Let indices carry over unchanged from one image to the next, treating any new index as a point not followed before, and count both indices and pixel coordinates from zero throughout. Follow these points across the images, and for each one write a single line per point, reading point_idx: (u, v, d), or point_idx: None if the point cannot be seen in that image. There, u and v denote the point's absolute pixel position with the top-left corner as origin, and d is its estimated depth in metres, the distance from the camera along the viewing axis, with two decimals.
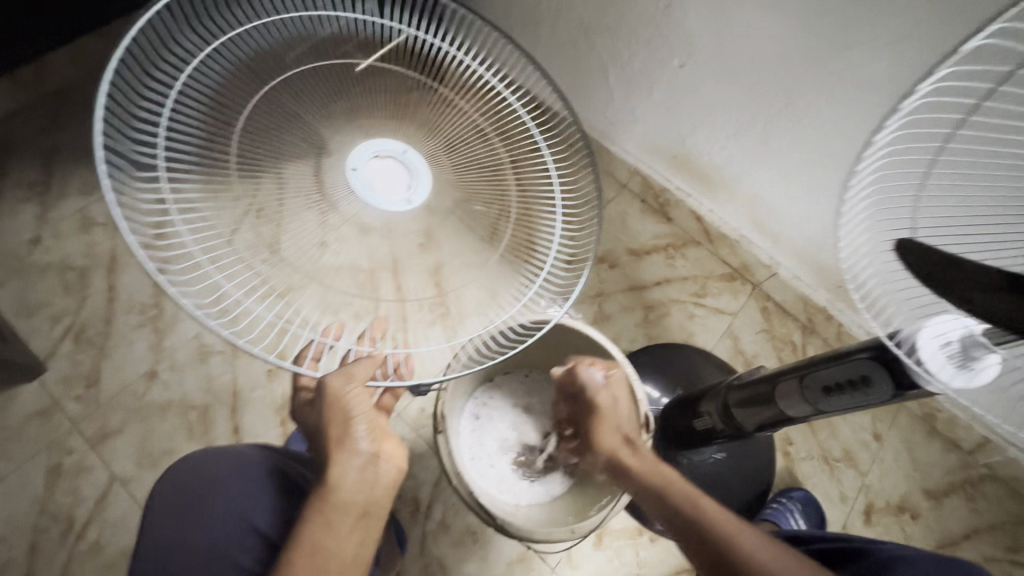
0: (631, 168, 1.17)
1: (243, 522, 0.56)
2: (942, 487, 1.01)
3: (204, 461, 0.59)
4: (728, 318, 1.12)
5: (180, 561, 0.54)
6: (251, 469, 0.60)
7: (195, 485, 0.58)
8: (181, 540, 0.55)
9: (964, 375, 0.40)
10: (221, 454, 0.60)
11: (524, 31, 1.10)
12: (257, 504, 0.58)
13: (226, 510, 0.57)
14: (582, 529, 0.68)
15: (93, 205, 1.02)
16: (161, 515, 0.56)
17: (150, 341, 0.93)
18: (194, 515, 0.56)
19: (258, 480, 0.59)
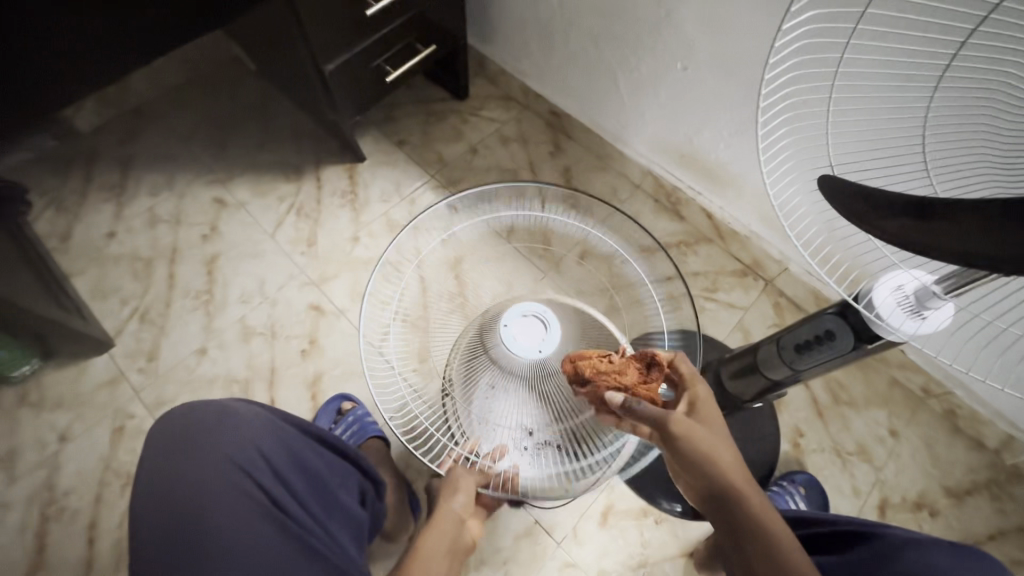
0: (643, 168, 1.22)
1: (230, 460, 0.57)
2: (964, 486, 0.99)
3: (196, 409, 0.61)
4: (738, 312, 1.14)
5: (177, 505, 0.54)
6: (237, 419, 0.61)
7: (182, 435, 0.59)
8: (175, 487, 0.56)
9: (918, 321, 0.50)
10: (204, 406, 0.61)
11: (540, 44, 1.18)
12: (244, 441, 0.59)
13: (213, 451, 0.57)
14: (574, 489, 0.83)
15: (159, 204, 1.17)
16: (155, 457, 0.58)
17: (201, 322, 1.05)
18: (184, 455, 0.57)
19: (240, 422, 0.60)
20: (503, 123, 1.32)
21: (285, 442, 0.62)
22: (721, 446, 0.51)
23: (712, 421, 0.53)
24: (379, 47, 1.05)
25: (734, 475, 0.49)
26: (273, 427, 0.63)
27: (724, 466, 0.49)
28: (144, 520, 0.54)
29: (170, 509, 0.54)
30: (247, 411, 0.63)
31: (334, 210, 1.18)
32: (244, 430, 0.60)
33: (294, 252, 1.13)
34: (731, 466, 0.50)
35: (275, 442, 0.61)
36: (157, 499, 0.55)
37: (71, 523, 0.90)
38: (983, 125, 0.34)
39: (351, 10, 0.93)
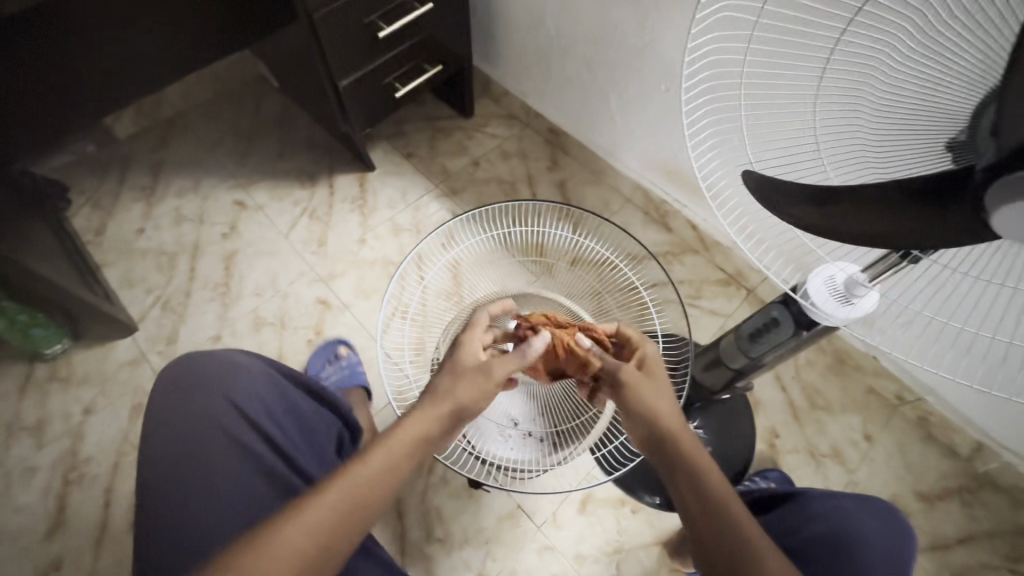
0: (633, 183, 1.30)
1: (231, 404, 0.65)
2: (936, 491, 1.02)
3: (205, 358, 0.68)
4: (720, 319, 1.20)
5: (183, 440, 0.62)
6: (246, 369, 0.68)
7: (193, 378, 0.66)
8: (182, 424, 0.63)
9: (848, 306, 0.57)
10: (212, 355, 0.68)
11: (539, 68, 1.29)
12: (245, 390, 0.66)
13: (218, 394, 0.65)
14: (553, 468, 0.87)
15: (185, 204, 1.28)
16: (169, 396, 0.66)
17: (218, 312, 1.14)
18: (193, 397, 0.65)
19: (242, 375, 0.68)
20: (505, 139, 1.42)
21: (281, 395, 0.70)
22: (662, 398, 0.60)
23: (657, 374, 0.64)
24: (390, 66, 1.16)
25: (670, 421, 0.58)
26: (272, 379, 0.70)
27: (660, 412, 0.59)
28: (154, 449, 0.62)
29: (176, 443, 0.62)
30: (250, 363, 0.70)
31: (345, 214, 1.28)
32: (250, 382, 0.68)
33: (306, 251, 1.22)
34: (668, 414, 0.59)
35: (273, 394, 0.69)
36: (168, 433, 0.63)
37: (88, 491, 0.97)
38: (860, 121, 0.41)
39: (365, 34, 1.04)
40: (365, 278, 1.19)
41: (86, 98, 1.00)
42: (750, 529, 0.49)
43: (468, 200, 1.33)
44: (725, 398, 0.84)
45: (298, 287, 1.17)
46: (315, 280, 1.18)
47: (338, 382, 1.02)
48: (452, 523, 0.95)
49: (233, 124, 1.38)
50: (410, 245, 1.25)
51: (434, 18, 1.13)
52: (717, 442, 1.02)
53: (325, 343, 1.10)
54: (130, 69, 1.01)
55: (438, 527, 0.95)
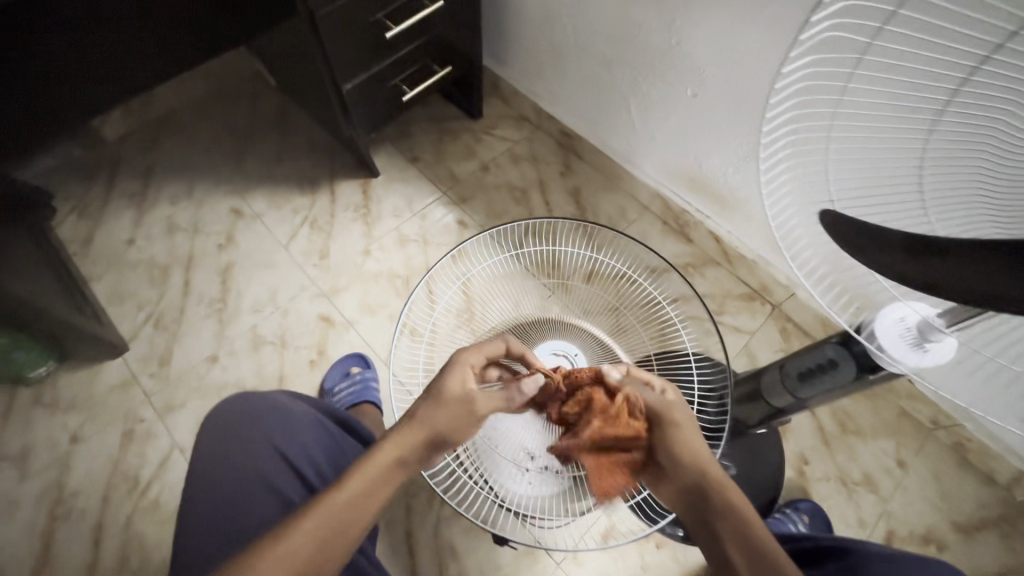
0: (652, 191, 1.23)
1: (276, 450, 0.63)
2: (974, 521, 0.97)
3: (253, 401, 0.67)
4: (745, 336, 1.14)
5: (224, 486, 0.61)
6: (288, 412, 0.67)
7: (240, 421, 0.65)
8: (225, 470, 0.62)
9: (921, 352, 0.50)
10: (260, 398, 0.67)
11: (553, 69, 1.21)
12: (290, 436, 0.65)
13: (261, 442, 0.64)
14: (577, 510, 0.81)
15: (178, 213, 1.21)
16: (210, 446, 0.63)
17: (214, 329, 1.08)
18: (235, 441, 0.63)
19: (290, 420, 0.66)
20: (515, 142, 1.35)
21: (322, 440, 0.67)
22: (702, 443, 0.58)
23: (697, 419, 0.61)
24: (397, 67, 1.08)
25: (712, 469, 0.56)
26: (317, 424, 0.68)
27: (701, 459, 0.56)
28: (195, 495, 0.60)
29: (217, 489, 0.61)
30: (296, 407, 0.68)
31: (348, 223, 1.21)
32: (297, 425, 0.66)
33: (307, 263, 1.15)
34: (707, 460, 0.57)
35: (315, 440, 0.67)
36: (211, 476, 0.61)
37: (77, 525, 0.91)
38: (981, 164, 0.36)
39: (369, 33, 0.97)
40: (370, 293, 1.12)
41: (69, 98, 0.92)
42: (790, 574, 0.47)
43: (477, 208, 1.26)
44: (765, 433, 0.78)
45: (299, 303, 1.11)
46: (316, 294, 1.12)
47: (348, 400, 0.96)
48: (466, 559, 0.90)
49: (228, 126, 1.30)
50: (416, 257, 1.18)
51: (444, 15, 1.05)
52: (744, 470, 0.97)
53: (336, 360, 1.05)
54: (113, 70, 0.94)
55: (451, 564, 0.90)
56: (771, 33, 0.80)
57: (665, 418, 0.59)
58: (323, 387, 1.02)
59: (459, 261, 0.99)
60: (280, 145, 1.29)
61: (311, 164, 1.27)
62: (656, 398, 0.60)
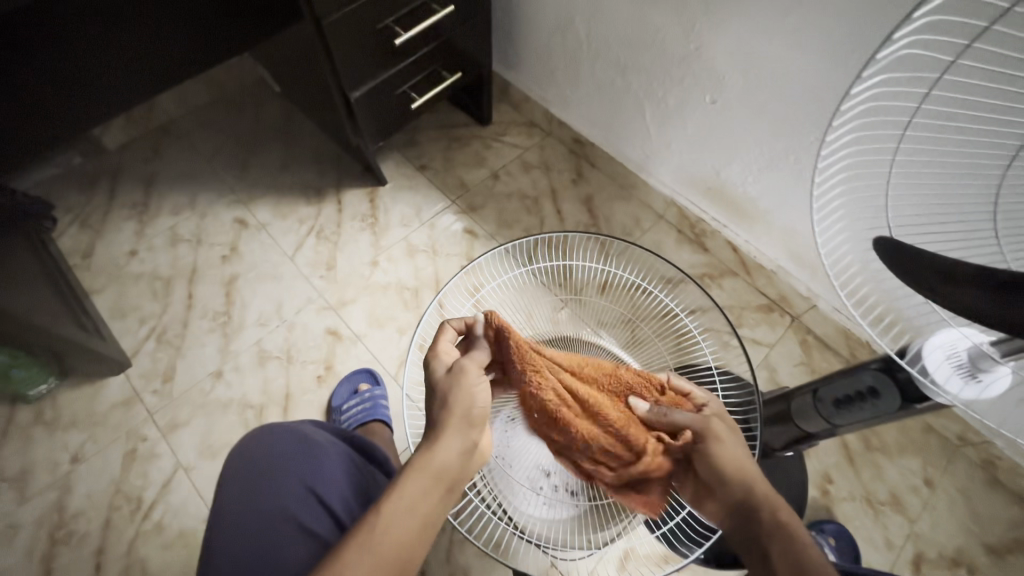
0: (667, 199, 1.20)
1: (304, 486, 0.61)
2: (1006, 543, 0.93)
3: (278, 436, 0.65)
4: (764, 349, 1.11)
5: (252, 528, 0.59)
6: (316, 446, 0.65)
7: (265, 459, 0.63)
8: (253, 512, 0.60)
9: (975, 385, 0.47)
10: (285, 432, 0.66)
11: (565, 74, 1.18)
12: (316, 472, 0.63)
13: (290, 480, 0.61)
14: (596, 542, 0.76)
15: (181, 223, 1.18)
16: (233, 494, 0.62)
17: (218, 344, 1.05)
18: (262, 481, 0.61)
19: (316, 454, 0.64)
20: (525, 149, 1.32)
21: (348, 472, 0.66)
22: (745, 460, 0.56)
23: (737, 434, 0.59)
24: (405, 74, 1.05)
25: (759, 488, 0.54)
26: (342, 456, 0.66)
27: (746, 478, 0.55)
28: (223, 538, 0.58)
29: (246, 532, 0.58)
30: (321, 440, 0.66)
31: (354, 233, 1.18)
32: (324, 460, 0.64)
33: (313, 275, 1.13)
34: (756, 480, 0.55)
35: (342, 473, 0.65)
36: (239, 518, 0.59)
37: (78, 548, 0.89)
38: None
39: (378, 39, 0.94)
40: (378, 305, 1.09)
41: (72, 107, 0.90)
42: None
43: (487, 217, 1.23)
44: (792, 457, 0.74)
45: (306, 316, 1.08)
46: (323, 307, 1.09)
47: (359, 418, 0.93)
48: None
49: (232, 134, 1.27)
50: (425, 268, 1.15)
51: (455, 21, 1.02)
52: None
53: (344, 376, 1.02)
54: (112, 77, 0.90)
55: None
56: (797, 40, 0.77)
57: (703, 433, 0.58)
58: (331, 406, 0.99)
59: (472, 276, 0.96)
60: (285, 153, 1.26)
61: (317, 172, 1.24)
62: (690, 417, 0.59)
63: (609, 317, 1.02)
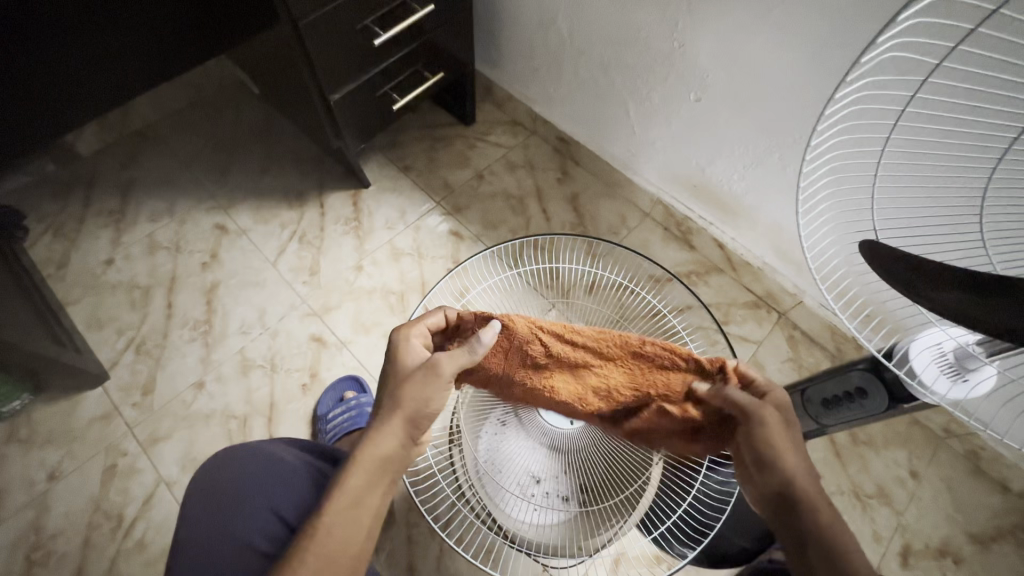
0: (653, 197, 1.20)
1: (269, 509, 0.60)
2: (990, 532, 0.95)
3: (247, 455, 0.64)
4: (752, 346, 1.11)
5: (219, 551, 0.58)
6: (283, 464, 0.63)
7: (231, 481, 0.62)
8: (219, 534, 0.59)
9: (961, 385, 0.47)
10: (252, 452, 0.64)
11: (549, 72, 1.17)
12: (283, 493, 0.61)
13: (255, 501, 0.60)
14: (591, 546, 0.76)
15: (159, 230, 1.15)
16: (196, 516, 0.61)
17: (199, 354, 1.02)
18: (227, 504, 0.60)
19: (281, 475, 0.62)
20: (510, 149, 1.31)
21: (316, 489, 0.63)
22: (787, 447, 0.50)
23: (790, 424, 0.52)
24: (387, 75, 1.04)
25: (802, 477, 0.48)
26: (311, 475, 0.64)
27: (787, 463, 0.49)
28: (188, 563, 0.57)
29: (211, 554, 0.57)
30: (291, 458, 0.65)
31: (338, 237, 1.16)
32: (291, 479, 0.62)
33: (297, 281, 1.11)
34: (801, 469, 0.48)
35: (308, 492, 0.62)
36: (205, 541, 0.58)
37: (58, 569, 0.86)
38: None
39: (357, 39, 0.92)
40: (364, 309, 1.08)
41: (40, 119, 0.87)
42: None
43: (472, 218, 1.22)
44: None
45: (290, 323, 1.06)
46: (307, 314, 1.07)
47: (345, 428, 0.91)
48: None
49: (210, 137, 1.25)
50: (411, 271, 1.13)
51: (436, 20, 1.00)
52: None
53: (330, 383, 1.00)
54: (80, 87, 0.87)
55: None
56: (781, 37, 0.76)
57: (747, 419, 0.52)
58: (316, 415, 0.97)
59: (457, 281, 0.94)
60: (265, 156, 1.23)
61: (300, 176, 1.22)
62: (744, 396, 0.53)
63: (594, 318, 1.01)
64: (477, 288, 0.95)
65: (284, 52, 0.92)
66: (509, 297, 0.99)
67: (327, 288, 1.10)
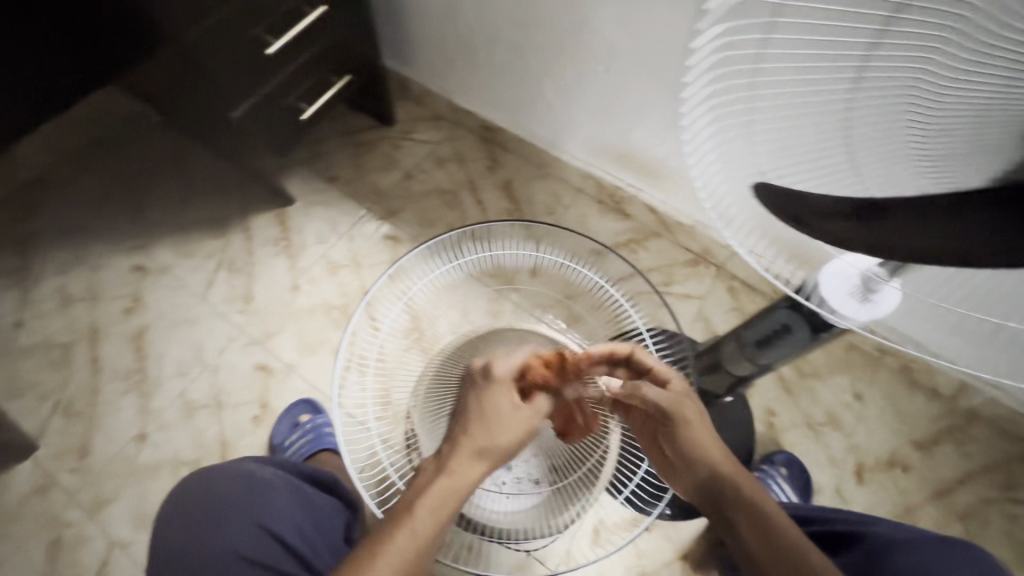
0: (582, 172, 1.21)
1: (254, 523, 0.63)
2: (930, 437, 1.02)
3: (222, 475, 0.67)
4: (696, 302, 1.15)
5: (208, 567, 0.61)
6: (256, 480, 0.66)
7: (209, 502, 0.65)
8: (206, 552, 0.62)
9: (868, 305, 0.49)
10: (228, 471, 0.67)
11: (461, 61, 1.16)
12: (265, 507, 0.64)
13: (238, 518, 0.63)
14: (559, 525, 0.79)
15: (71, 282, 1.07)
16: (175, 541, 0.63)
17: (136, 405, 0.96)
18: (209, 524, 0.63)
19: (261, 489, 0.65)
20: (436, 144, 1.29)
21: (297, 500, 0.67)
22: (711, 442, 0.60)
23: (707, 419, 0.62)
24: (292, 83, 0.99)
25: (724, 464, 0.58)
26: (291, 486, 0.68)
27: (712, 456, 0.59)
28: None
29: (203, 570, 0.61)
30: (267, 473, 0.68)
31: (269, 259, 1.12)
32: (270, 492, 0.66)
33: (231, 311, 1.06)
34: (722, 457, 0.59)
35: (290, 502, 0.66)
36: (192, 562, 0.61)
37: None
38: (905, 130, 0.35)
39: (250, 51, 0.87)
40: (308, 329, 1.05)
41: None
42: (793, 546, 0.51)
43: (407, 219, 1.19)
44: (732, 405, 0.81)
45: (232, 356, 1.01)
46: (249, 343, 1.02)
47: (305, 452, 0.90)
48: None
49: (111, 174, 1.16)
50: (351, 283, 1.10)
51: (334, 21, 0.96)
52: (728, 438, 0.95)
53: (282, 411, 0.96)
54: None
55: None
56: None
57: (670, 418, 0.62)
58: (273, 444, 0.94)
59: (400, 276, 1.00)
60: (178, 185, 1.17)
61: (219, 202, 1.16)
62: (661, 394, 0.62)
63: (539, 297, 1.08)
64: (421, 281, 1.00)
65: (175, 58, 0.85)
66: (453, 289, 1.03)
67: (266, 313, 1.06)
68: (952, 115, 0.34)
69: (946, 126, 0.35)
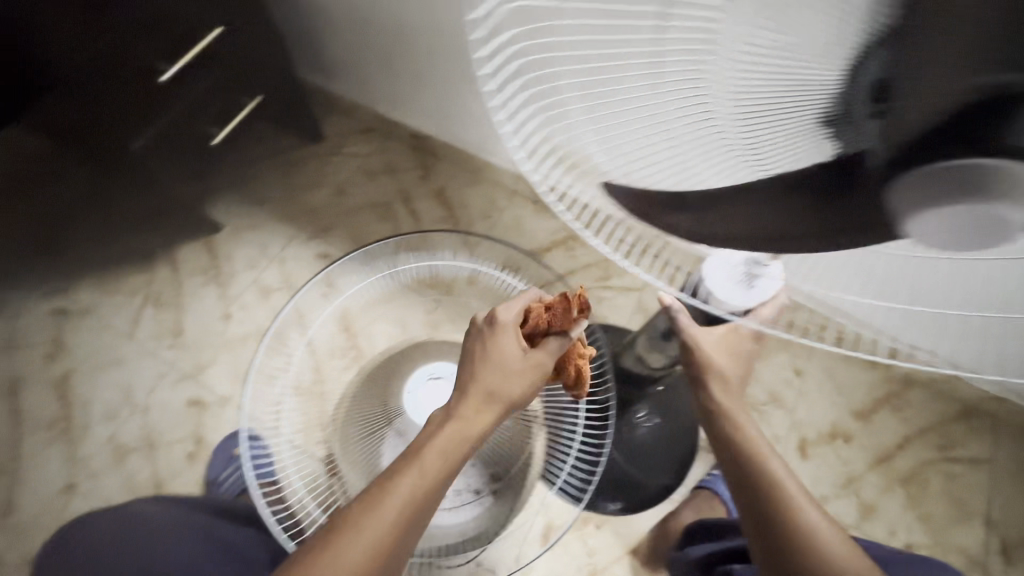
0: (513, 173, 1.20)
1: (141, 555, 0.66)
2: (868, 406, 1.04)
3: (111, 525, 0.70)
4: (636, 294, 1.15)
5: None
6: (144, 522, 0.71)
7: (98, 546, 0.67)
8: None
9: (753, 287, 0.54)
10: (119, 519, 0.71)
11: (381, 71, 1.14)
12: (154, 541, 0.68)
13: (126, 552, 0.66)
14: (488, 536, 0.76)
15: None
16: None
17: (63, 455, 0.94)
18: (97, 563, 0.65)
19: (146, 529, 0.70)
20: (366, 156, 1.26)
21: (187, 536, 0.70)
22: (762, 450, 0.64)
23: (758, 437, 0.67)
24: (197, 108, 0.96)
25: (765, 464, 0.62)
26: (182, 525, 0.72)
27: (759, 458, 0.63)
28: None
29: None
30: (156, 517, 0.72)
31: (198, 290, 1.09)
32: (159, 530, 0.70)
33: (160, 347, 1.03)
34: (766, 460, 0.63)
35: (180, 537, 0.69)
36: None
37: None
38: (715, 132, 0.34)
39: (141, 81, 0.83)
40: (242, 358, 1.02)
41: None
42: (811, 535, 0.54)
43: (340, 237, 1.18)
44: (662, 391, 0.93)
45: (162, 394, 0.98)
46: (179, 379, 1.00)
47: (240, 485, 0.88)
48: None
49: None
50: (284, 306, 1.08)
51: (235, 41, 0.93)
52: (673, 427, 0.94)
53: (217, 445, 0.94)
54: None
55: None
56: None
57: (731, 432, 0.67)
58: (208, 480, 0.91)
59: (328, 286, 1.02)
60: None
61: None
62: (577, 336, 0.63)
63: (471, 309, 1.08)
64: (349, 289, 1.03)
65: (48, 72, 0.80)
66: (382, 302, 1.06)
67: (196, 346, 1.03)
68: (753, 111, 0.32)
69: (753, 123, 0.33)
